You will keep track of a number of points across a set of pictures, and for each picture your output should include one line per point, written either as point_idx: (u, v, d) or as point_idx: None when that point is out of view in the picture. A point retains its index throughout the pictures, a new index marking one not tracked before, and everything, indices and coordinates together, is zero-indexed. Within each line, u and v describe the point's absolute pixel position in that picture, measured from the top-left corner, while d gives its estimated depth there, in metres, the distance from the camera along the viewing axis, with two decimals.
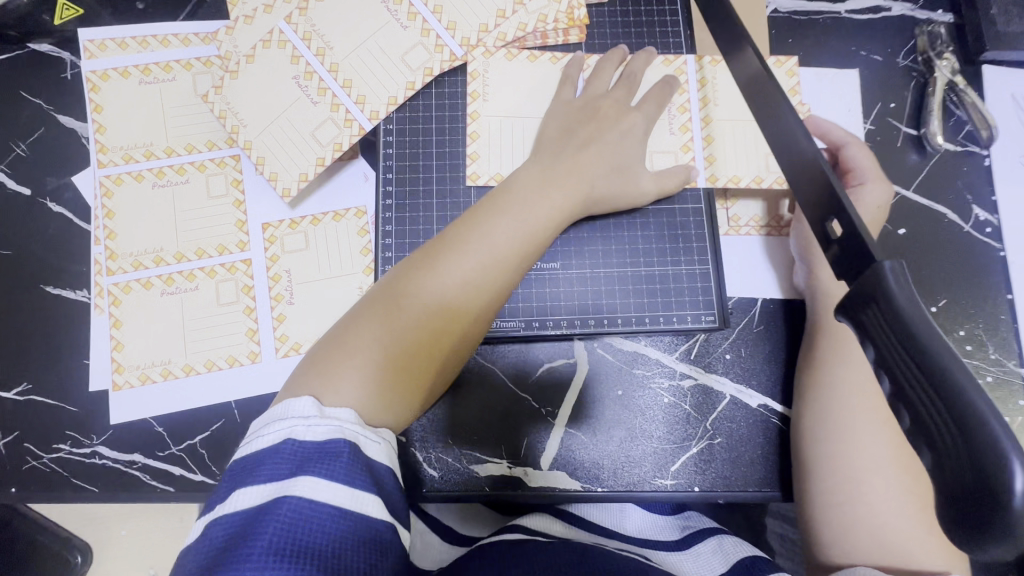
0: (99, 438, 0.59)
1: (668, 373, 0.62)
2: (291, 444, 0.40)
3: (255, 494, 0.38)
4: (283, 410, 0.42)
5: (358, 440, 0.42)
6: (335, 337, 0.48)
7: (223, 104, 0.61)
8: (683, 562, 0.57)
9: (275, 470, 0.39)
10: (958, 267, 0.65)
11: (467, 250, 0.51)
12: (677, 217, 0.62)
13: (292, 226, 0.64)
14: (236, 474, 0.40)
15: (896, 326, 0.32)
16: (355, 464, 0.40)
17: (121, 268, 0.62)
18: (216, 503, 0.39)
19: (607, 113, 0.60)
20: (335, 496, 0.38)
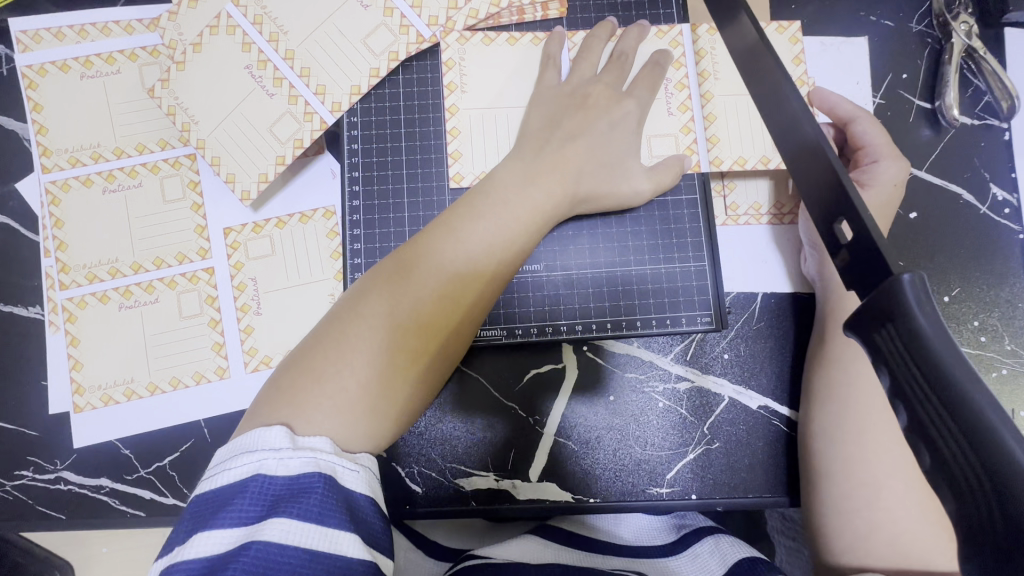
0: (63, 464, 0.56)
1: (662, 375, 0.58)
2: (260, 480, 0.35)
3: (218, 541, 0.33)
4: (251, 440, 0.36)
5: (338, 473, 0.36)
6: (303, 358, 0.42)
7: (170, 99, 0.56)
8: (682, 565, 0.50)
9: (241, 512, 0.34)
10: (974, 252, 0.61)
11: (443, 258, 0.46)
12: (668, 210, 0.58)
13: (255, 231, 0.59)
14: (196, 515, 0.34)
15: (916, 353, 0.25)
16: (334, 503, 0.35)
17: (74, 281, 0.58)
18: (171, 549, 0.34)
19: (597, 101, 0.55)
20: (310, 541, 0.33)
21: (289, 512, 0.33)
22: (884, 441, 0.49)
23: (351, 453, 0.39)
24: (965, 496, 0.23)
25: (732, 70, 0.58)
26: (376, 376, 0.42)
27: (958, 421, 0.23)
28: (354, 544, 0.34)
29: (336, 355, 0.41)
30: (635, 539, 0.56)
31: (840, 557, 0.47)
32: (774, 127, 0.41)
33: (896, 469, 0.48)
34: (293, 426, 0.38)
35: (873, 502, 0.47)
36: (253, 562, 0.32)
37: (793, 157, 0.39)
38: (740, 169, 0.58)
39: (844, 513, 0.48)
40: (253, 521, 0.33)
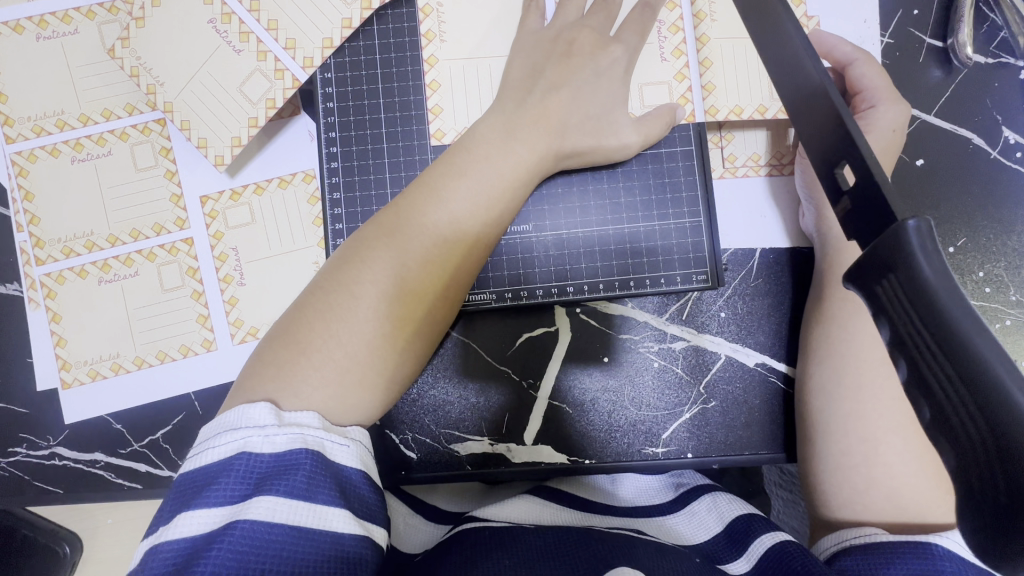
0: (56, 440, 0.56)
1: (657, 336, 0.56)
2: (245, 458, 0.34)
3: (204, 519, 0.32)
4: (235, 418, 0.35)
5: (327, 448, 0.36)
6: (285, 329, 0.41)
7: (133, 59, 0.53)
8: (679, 523, 0.51)
9: (227, 490, 0.33)
10: (982, 200, 0.58)
11: (427, 221, 0.44)
12: (663, 164, 0.55)
13: (233, 198, 0.57)
14: (181, 493, 0.33)
15: (919, 307, 0.23)
16: (323, 479, 0.34)
17: (51, 256, 0.56)
18: (156, 529, 0.33)
19: (582, 46, 0.51)
20: (299, 517, 0.33)
21: (277, 489, 0.33)
22: (883, 396, 0.48)
23: (341, 427, 0.38)
24: (966, 455, 0.22)
25: (729, 10, 0.54)
26: (361, 345, 0.40)
27: (961, 375, 0.22)
28: (343, 519, 0.34)
29: (321, 325, 0.40)
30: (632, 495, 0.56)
31: (837, 511, 0.47)
32: (774, 67, 0.38)
33: (894, 424, 0.47)
34: (279, 400, 0.37)
35: (870, 457, 0.47)
36: (241, 541, 0.31)
37: (793, 99, 0.36)
38: (737, 119, 0.54)
39: (843, 469, 0.48)
40: (240, 499, 0.33)
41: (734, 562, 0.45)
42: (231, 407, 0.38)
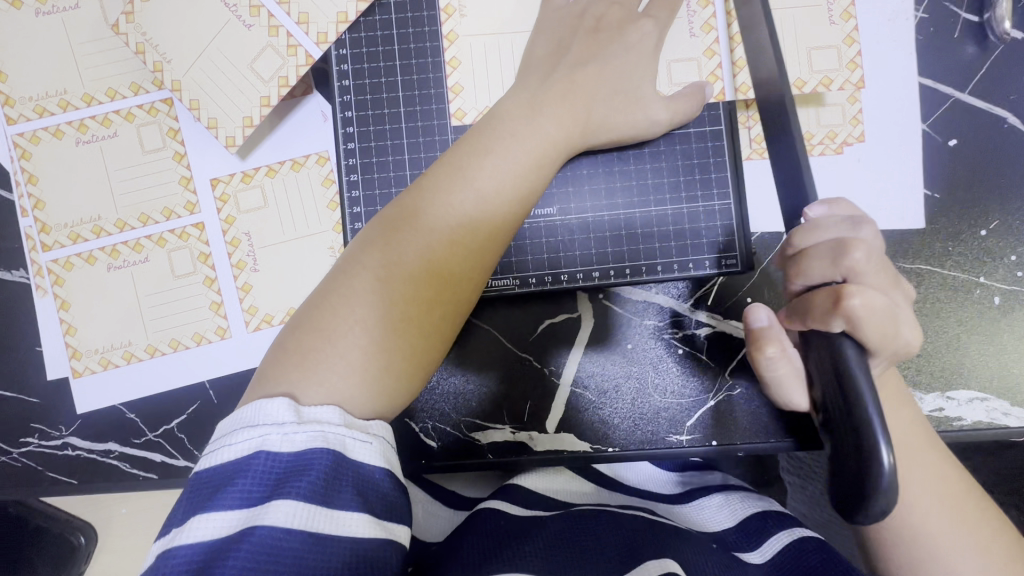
0: (68, 429, 0.55)
1: (682, 323, 0.55)
2: (263, 458, 0.33)
3: (220, 522, 0.31)
4: (252, 414, 0.34)
5: (348, 446, 0.34)
6: (309, 316, 0.39)
7: (138, 35, 0.50)
8: (692, 513, 0.52)
9: (244, 491, 0.32)
10: (1016, 181, 0.56)
11: (452, 203, 0.43)
12: (692, 144, 0.53)
13: (245, 180, 0.55)
14: (196, 493, 0.33)
15: None
16: (342, 481, 0.33)
17: (57, 242, 0.55)
18: (170, 529, 0.32)
19: (609, 22, 0.50)
20: (316, 521, 0.32)
21: (294, 492, 0.32)
22: None
23: (363, 421, 0.36)
24: None
25: None
26: (387, 332, 0.39)
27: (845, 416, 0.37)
28: (363, 523, 0.33)
29: (346, 312, 0.39)
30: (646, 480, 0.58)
31: None
32: None
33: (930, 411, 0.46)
34: (304, 390, 0.36)
35: None
36: (258, 547, 0.31)
37: None
38: None
39: None
40: (256, 503, 0.32)
41: (749, 553, 0.45)
42: (255, 397, 0.37)
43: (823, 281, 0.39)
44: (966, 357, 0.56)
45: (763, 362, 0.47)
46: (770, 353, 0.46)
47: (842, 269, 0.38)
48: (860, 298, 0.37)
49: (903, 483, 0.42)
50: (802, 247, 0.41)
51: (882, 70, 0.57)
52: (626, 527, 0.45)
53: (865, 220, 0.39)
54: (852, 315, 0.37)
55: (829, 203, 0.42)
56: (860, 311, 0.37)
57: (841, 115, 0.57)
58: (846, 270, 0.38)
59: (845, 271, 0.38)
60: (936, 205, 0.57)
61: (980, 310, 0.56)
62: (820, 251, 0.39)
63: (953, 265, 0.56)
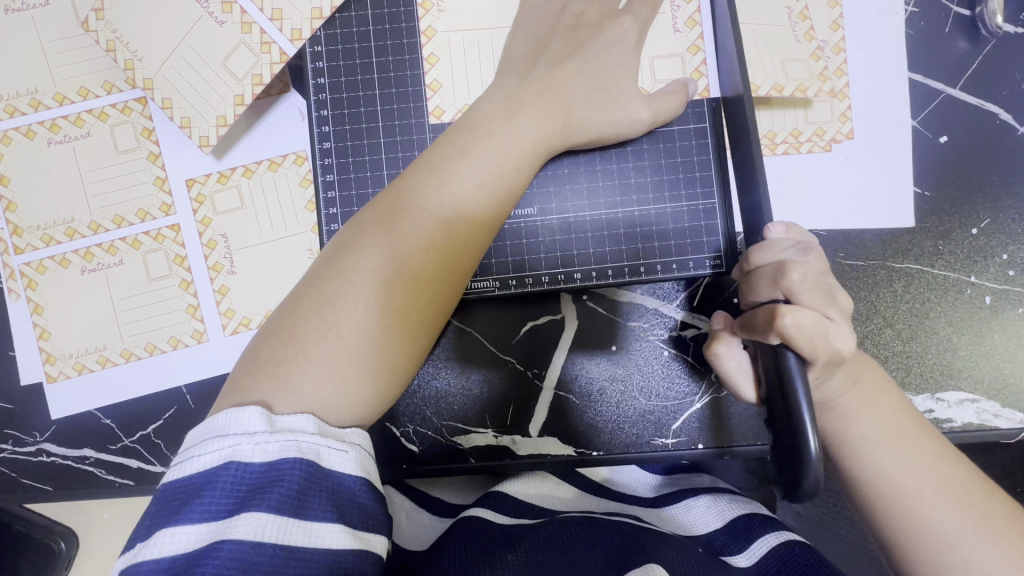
0: (43, 436, 0.54)
1: (668, 324, 0.54)
2: (233, 469, 0.32)
3: (187, 536, 0.30)
4: (223, 424, 0.33)
5: (322, 456, 0.33)
6: (279, 322, 0.39)
7: (108, 32, 0.49)
8: (679, 515, 0.51)
9: (212, 504, 0.31)
10: (1005, 178, 0.55)
11: (428, 204, 0.42)
12: (676, 142, 0.52)
13: (221, 181, 0.54)
14: (164, 505, 0.31)
15: None
16: (315, 492, 0.32)
17: (30, 244, 0.54)
18: (136, 543, 0.31)
19: (588, 19, 0.49)
20: (287, 534, 0.31)
21: (265, 503, 0.31)
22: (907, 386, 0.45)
23: (338, 429, 0.35)
24: None
25: None
26: (357, 336, 0.38)
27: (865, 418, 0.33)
28: (337, 535, 0.32)
29: (316, 318, 0.38)
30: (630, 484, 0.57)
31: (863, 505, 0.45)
32: None
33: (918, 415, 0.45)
34: (275, 401, 0.35)
35: None
36: (226, 562, 0.29)
37: None
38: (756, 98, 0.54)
39: None
40: (224, 516, 0.31)
41: (736, 557, 0.45)
42: (222, 407, 0.36)
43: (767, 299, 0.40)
44: (957, 357, 0.55)
45: (710, 356, 0.48)
46: (719, 349, 0.47)
47: (782, 289, 0.39)
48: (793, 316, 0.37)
49: (889, 488, 0.41)
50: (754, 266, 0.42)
51: (871, 66, 0.56)
52: (613, 530, 0.44)
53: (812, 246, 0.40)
54: (784, 334, 0.37)
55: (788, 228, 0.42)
56: (791, 330, 0.37)
57: (830, 112, 0.56)
58: (784, 291, 0.39)
59: (784, 292, 0.39)
60: (926, 203, 0.55)
61: (971, 310, 0.55)
62: (765, 271, 0.40)
63: (944, 265, 0.55)
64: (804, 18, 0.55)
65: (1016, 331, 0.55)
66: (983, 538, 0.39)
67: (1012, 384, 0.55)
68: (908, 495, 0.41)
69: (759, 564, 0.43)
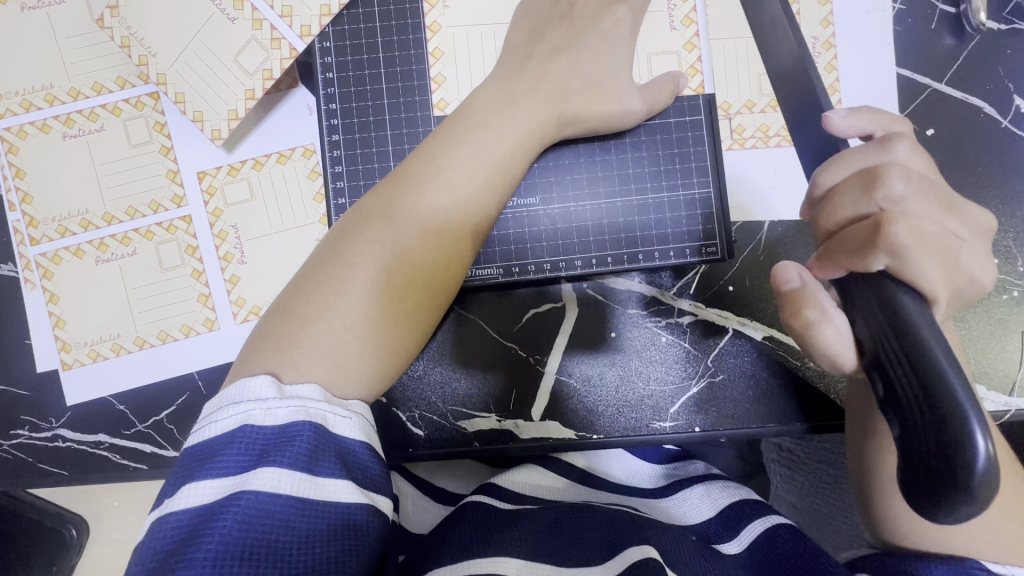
0: (58, 421, 0.55)
1: (664, 311, 0.56)
2: (248, 431, 0.33)
3: (207, 491, 0.32)
4: (237, 392, 0.35)
5: (330, 421, 0.35)
6: (287, 302, 0.40)
7: (123, 29, 0.51)
8: (674, 506, 0.53)
9: (230, 461, 0.32)
10: (988, 169, 0.57)
11: (427, 190, 0.43)
12: (672, 134, 0.54)
13: (231, 174, 0.55)
14: (185, 466, 0.33)
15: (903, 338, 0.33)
16: (326, 451, 0.34)
17: (45, 236, 0.55)
18: (160, 501, 0.32)
19: (584, 9, 0.50)
20: (300, 487, 0.32)
21: (279, 460, 0.32)
22: None
23: (343, 400, 0.37)
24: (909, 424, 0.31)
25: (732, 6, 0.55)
26: (366, 316, 0.40)
27: (921, 382, 0.31)
28: (347, 490, 0.34)
29: (320, 298, 0.40)
30: (624, 475, 0.59)
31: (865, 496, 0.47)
32: None
33: None
34: (280, 373, 0.37)
35: None
36: (245, 513, 0.31)
37: None
38: (750, 113, 0.56)
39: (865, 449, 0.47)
40: (240, 472, 0.32)
41: (726, 543, 0.47)
42: (235, 381, 0.37)
43: (857, 216, 0.37)
44: None
45: (800, 326, 0.39)
46: (810, 317, 0.38)
47: (879, 199, 0.36)
48: (906, 225, 0.34)
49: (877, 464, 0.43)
50: (829, 186, 0.38)
51: (859, 62, 0.58)
52: (607, 518, 0.46)
53: (896, 137, 0.38)
54: (895, 245, 0.34)
55: (853, 111, 0.41)
56: (906, 240, 0.34)
57: None
58: (883, 200, 0.36)
59: (883, 201, 0.35)
60: None
61: None
62: (850, 184, 0.37)
63: None
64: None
65: (999, 316, 0.57)
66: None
67: (995, 367, 0.57)
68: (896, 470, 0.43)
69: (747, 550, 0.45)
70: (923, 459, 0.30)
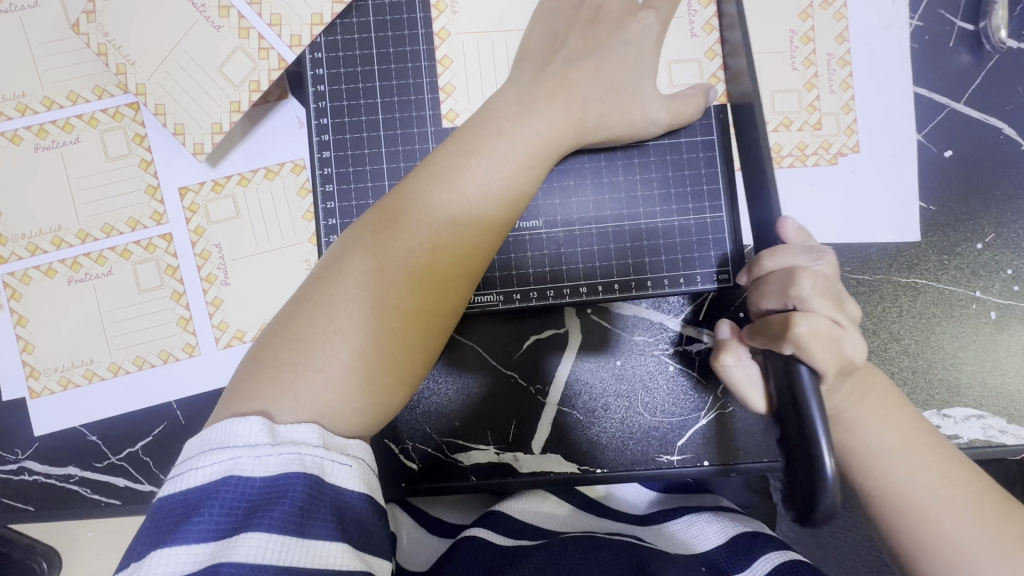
0: (25, 453, 0.51)
1: (672, 339, 0.53)
2: (233, 483, 0.31)
3: (186, 555, 0.29)
4: (221, 436, 0.32)
5: (325, 471, 0.32)
6: (281, 323, 0.37)
7: (100, 36, 0.48)
8: (683, 531, 0.50)
9: (212, 521, 0.30)
10: (1010, 192, 0.55)
11: (429, 199, 0.40)
12: (682, 153, 0.51)
13: (215, 190, 0.52)
14: (160, 522, 0.30)
15: (793, 400, 0.36)
16: (318, 508, 0.31)
17: (14, 254, 0.52)
18: (129, 563, 0.29)
19: (607, 13, 0.47)
20: (285, 553, 0.29)
21: (266, 522, 0.30)
22: None
23: (342, 439, 0.34)
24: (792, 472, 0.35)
25: None
26: (355, 352, 0.36)
27: (802, 437, 0.35)
28: (339, 554, 0.31)
29: (314, 311, 0.37)
30: (625, 502, 0.56)
31: None
32: None
33: None
34: (269, 398, 0.34)
35: None
36: None
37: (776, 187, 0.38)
38: None
39: None
40: (221, 535, 0.29)
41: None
42: (220, 416, 0.34)
43: (779, 308, 0.39)
44: (962, 373, 0.55)
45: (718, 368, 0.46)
46: (726, 361, 0.45)
47: (792, 296, 0.38)
48: (808, 324, 0.36)
49: (911, 507, 0.40)
50: (762, 273, 0.42)
51: (875, 80, 0.56)
52: (617, 549, 0.43)
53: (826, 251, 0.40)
54: (800, 342, 0.36)
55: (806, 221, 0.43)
56: (808, 336, 0.36)
57: (836, 125, 0.56)
58: (795, 298, 0.38)
59: (795, 299, 0.38)
60: (931, 217, 0.55)
61: (976, 324, 0.55)
62: (776, 278, 0.40)
63: (950, 280, 0.55)
64: (808, 40, 0.56)
65: (1020, 347, 0.55)
66: (1004, 558, 0.38)
67: (1017, 399, 0.54)
68: (933, 512, 0.39)
69: None
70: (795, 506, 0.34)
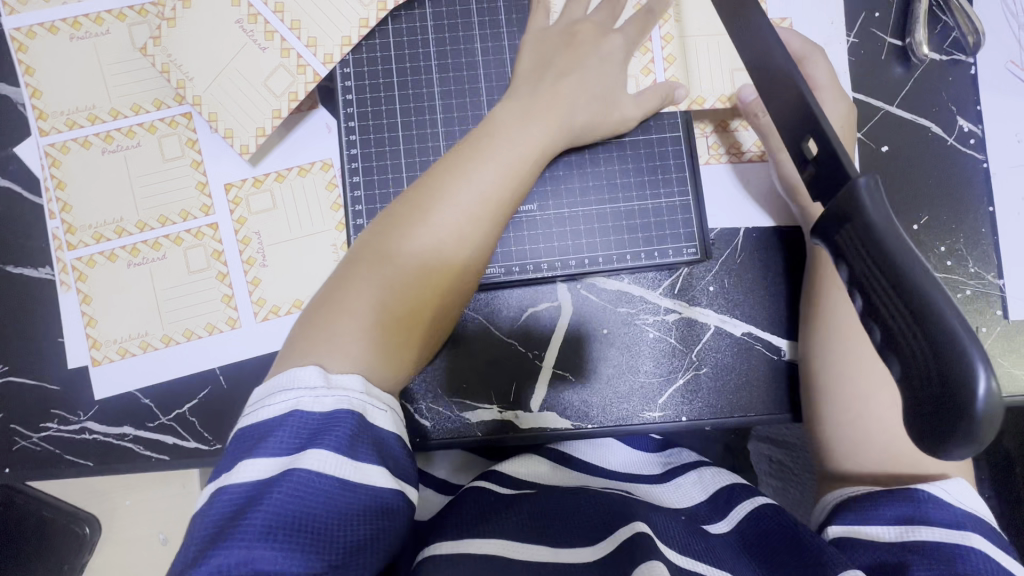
0: (86, 415, 0.59)
1: (653, 309, 0.61)
2: (298, 414, 0.37)
3: (262, 467, 0.36)
4: (288, 379, 0.39)
5: (369, 412, 0.39)
6: (330, 281, 0.46)
7: (164, 57, 0.57)
8: (663, 491, 0.57)
9: (284, 442, 0.37)
10: (939, 181, 0.64)
11: (450, 183, 0.49)
12: (655, 147, 0.60)
13: (256, 185, 0.61)
14: (242, 443, 0.37)
15: (872, 250, 0.27)
16: (363, 439, 0.38)
17: (82, 241, 0.60)
18: (220, 475, 0.37)
19: (586, 37, 0.57)
20: (339, 470, 0.36)
21: (326, 444, 0.36)
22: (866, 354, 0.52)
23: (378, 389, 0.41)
24: (900, 340, 0.26)
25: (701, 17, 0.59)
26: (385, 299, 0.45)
27: (891, 283, 0.26)
28: (382, 475, 0.38)
29: (348, 274, 0.46)
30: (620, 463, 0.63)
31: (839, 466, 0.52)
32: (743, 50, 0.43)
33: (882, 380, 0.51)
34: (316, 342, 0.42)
35: (859, 411, 0.51)
36: (295, 487, 0.35)
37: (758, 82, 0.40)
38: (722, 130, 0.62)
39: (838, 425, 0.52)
40: (296, 448, 0.36)
41: (716, 523, 0.51)
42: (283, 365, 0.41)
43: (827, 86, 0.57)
44: None
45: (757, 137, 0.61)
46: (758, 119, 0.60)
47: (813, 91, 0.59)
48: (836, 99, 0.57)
49: None
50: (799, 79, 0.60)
51: None
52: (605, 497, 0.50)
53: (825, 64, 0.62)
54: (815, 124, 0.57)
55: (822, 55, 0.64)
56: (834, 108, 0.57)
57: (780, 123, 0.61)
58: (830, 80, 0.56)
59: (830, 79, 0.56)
60: None
61: None
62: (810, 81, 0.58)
63: None
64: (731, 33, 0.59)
65: None
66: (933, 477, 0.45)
67: None
68: None
69: (735, 528, 0.50)
70: (925, 380, 0.25)
